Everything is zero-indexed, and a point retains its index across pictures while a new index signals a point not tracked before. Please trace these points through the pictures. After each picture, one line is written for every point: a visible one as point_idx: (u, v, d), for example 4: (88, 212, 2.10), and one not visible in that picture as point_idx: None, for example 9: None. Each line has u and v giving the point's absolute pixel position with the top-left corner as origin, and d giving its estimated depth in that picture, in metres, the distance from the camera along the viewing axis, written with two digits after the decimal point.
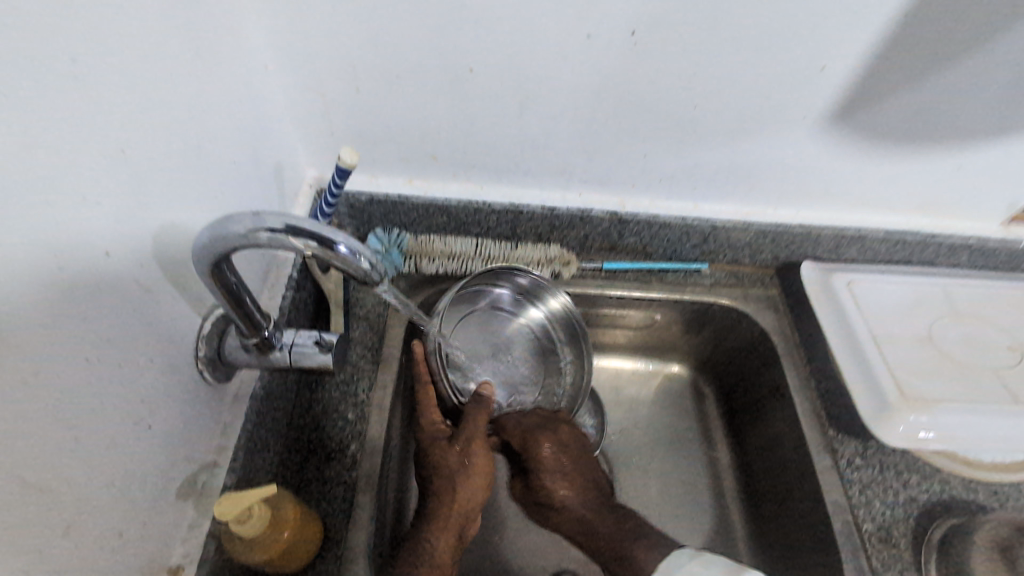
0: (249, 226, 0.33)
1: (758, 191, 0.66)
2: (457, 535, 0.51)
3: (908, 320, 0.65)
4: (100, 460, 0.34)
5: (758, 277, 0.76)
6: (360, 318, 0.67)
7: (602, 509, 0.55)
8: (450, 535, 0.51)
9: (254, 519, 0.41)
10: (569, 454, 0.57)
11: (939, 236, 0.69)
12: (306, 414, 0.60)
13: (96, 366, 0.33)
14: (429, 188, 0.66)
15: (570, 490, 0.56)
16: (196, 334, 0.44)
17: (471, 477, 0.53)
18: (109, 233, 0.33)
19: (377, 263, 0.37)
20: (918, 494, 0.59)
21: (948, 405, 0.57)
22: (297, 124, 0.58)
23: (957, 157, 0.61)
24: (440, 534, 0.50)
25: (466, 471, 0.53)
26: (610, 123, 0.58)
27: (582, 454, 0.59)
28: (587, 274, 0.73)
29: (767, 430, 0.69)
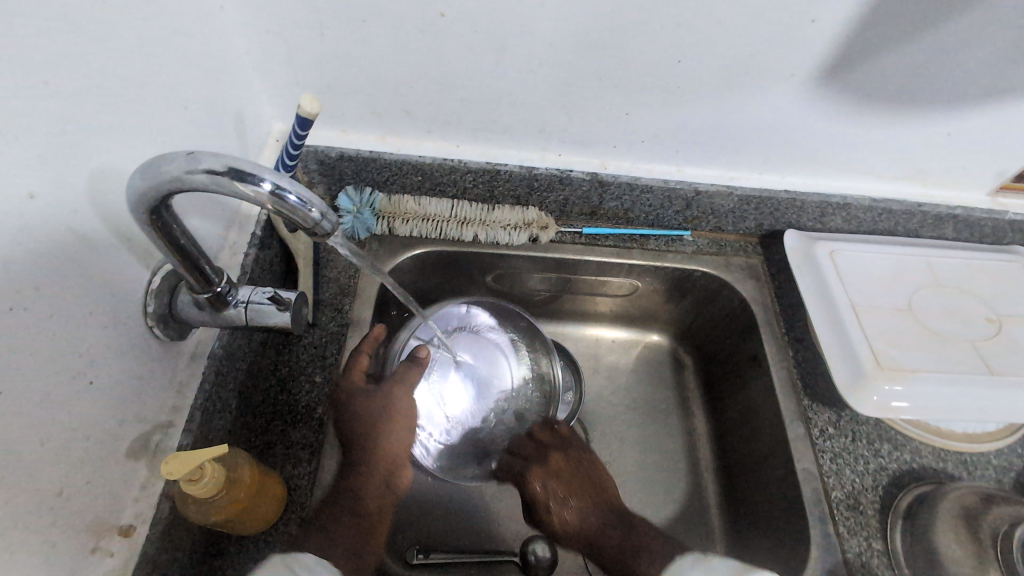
0: (185, 168, 0.31)
1: (743, 154, 0.64)
2: (388, 486, 0.52)
3: (889, 290, 0.64)
4: (33, 415, 0.32)
5: (742, 245, 0.74)
6: (330, 280, 0.65)
7: (608, 527, 0.54)
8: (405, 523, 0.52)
9: (208, 478, 0.40)
10: (568, 477, 0.58)
11: (926, 205, 0.67)
12: (271, 376, 0.58)
13: (23, 315, 0.31)
14: (402, 144, 0.63)
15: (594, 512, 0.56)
16: (145, 288, 0.42)
17: (397, 435, 0.54)
18: (31, 171, 0.31)
19: (328, 214, 0.35)
20: (888, 463, 0.59)
21: (923, 375, 0.57)
22: (258, 71, 0.55)
23: (947, 122, 0.59)
24: (363, 483, 0.51)
25: (386, 423, 0.54)
26: (589, 78, 0.55)
27: (577, 465, 0.59)
28: (566, 239, 0.71)
29: (743, 399, 0.69)
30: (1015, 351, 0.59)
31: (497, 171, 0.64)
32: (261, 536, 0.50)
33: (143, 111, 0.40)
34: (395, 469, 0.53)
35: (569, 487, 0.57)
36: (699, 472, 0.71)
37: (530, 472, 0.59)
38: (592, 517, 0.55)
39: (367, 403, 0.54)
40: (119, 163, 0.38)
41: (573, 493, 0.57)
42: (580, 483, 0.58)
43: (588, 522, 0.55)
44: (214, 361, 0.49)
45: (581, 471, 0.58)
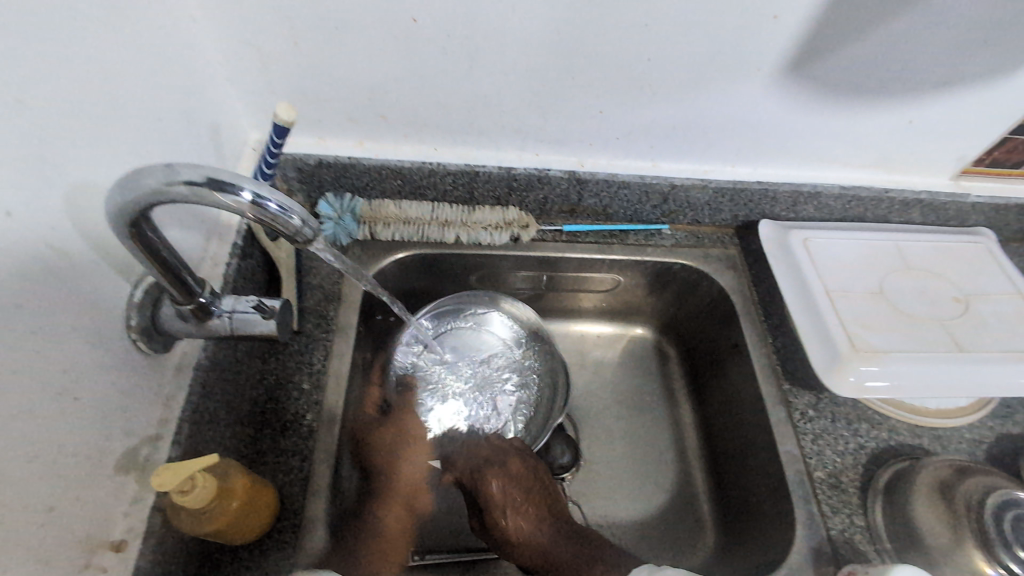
0: (164, 180, 0.31)
1: (716, 148, 0.65)
2: (407, 505, 0.57)
3: (862, 274, 0.66)
4: (19, 433, 0.32)
5: (719, 237, 0.76)
6: (315, 287, 0.65)
7: (563, 543, 0.53)
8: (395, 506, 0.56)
9: (200, 488, 0.40)
10: (517, 483, 0.55)
11: (892, 191, 0.70)
12: (259, 386, 0.58)
13: (4, 333, 0.31)
14: (381, 149, 0.63)
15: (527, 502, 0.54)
16: (126, 302, 0.41)
17: (407, 462, 0.58)
18: (7, 188, 0.31)
19: (309, 221, 0.35)
20: (867, 442, 0.61)
21: (896, 355, 0.59)
22: (233, 81, 0.55)
23: (908, 111, 0.61)
24: (384, 510, 0.56)
25: (405, 456, 0.58)
26: (562, 77, 0.56)
27: (536, 476, 0.57)
28: (548, 237, 0.72)
29: (727, 386, 0.70)
30: (981, 329, 0.61)
31: (475, 173, 0.65)
32: (256, 544, 0.50)
33: (117, 125, 0.40)
34: (413, 488, 0.58)
35: (524, 495, 0.55)
36: (687, 460, 0.73)
37: (484, 473, 0.54)
38: (541, 531, 0.53)
39: (383, 441, 0.58)
40: (95, 177, 0.38)
41: (522, 504, 0.54)
42: (537, 496, 0.55)
43: (541, 536, 0.53)
44: (200, 372, 0.49)
45: (532, 481, 0.56)
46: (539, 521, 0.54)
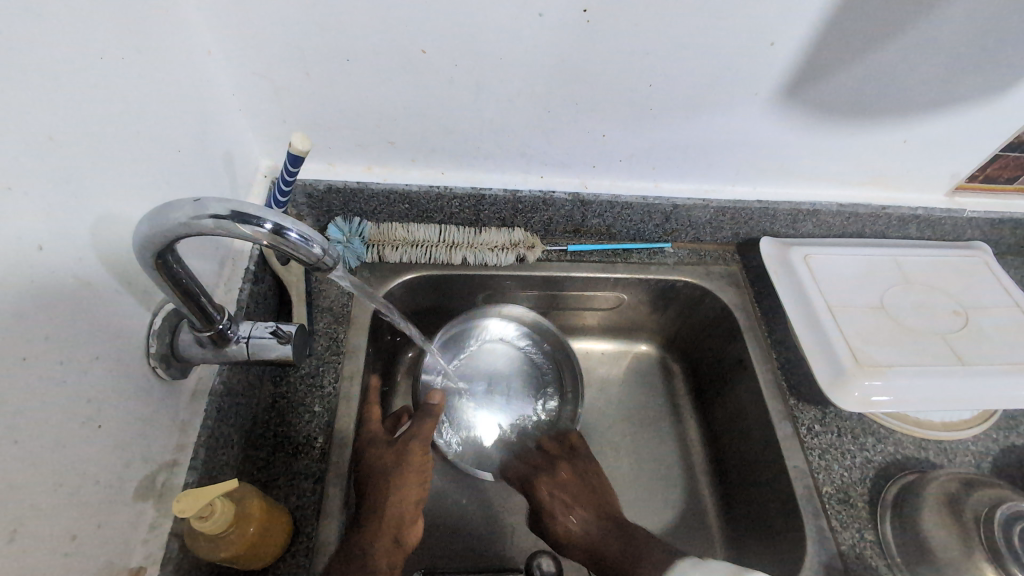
0: (191, 213, 0.32)
1: (716, 169, 0.67)
2: (396, 537, 0.52)
3: (862, 289, 0.67)
4: (46, 462, 0.33)
5: (720, 254, 0.77)
6: (324, 309, 0.66)
7: (610, 540, 0.55)
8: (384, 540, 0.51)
9: (218, 515, 0.40)
10: (569, 490, 0.60)
11: (889, 208, 0.71)
12: (270, 409, 0.59)
13: (34, 365, 0.32)
14: (389, 174, 0.65)
15: (571, 503, 0.59)
16: (146, 330, 0.42)
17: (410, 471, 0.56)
18: (39, 224, 0.32)
19: (330, 248, 0.36)
20: (873, 456, 0.61)
21: (899, 369, 0.59)
22: (246, 111, 0.57)
23: (902, 131, 0.63)
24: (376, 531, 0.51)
25: (402, 477, 0.55)
26: (566, 104, 0.58)
27: (587, 476, 0.62)
28: (553, 256, 0.73)
29: (732, 402, 0.71)
30: (981, 341, 0.62)
31: (482, 196, 0.66)
32: (269, 569, 0.50)
33: (139, 158, 0.41)
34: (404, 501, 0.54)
35: (575, 497, 0.59)
36: (695, 477, 0.73)
37: (537, 480, 0.62)
38: (596, 525, 0.57)
39: (385, 459, 0.56)
40: (119, 209, 0.39)
41: (580, 504, 0.59)
42: (595, 497, 0.60)
43: (592, 533, 0.56)
44: (215, 397, 0.49)
45: (588, 484, 0.61)
46: (586, 518, 0.58)
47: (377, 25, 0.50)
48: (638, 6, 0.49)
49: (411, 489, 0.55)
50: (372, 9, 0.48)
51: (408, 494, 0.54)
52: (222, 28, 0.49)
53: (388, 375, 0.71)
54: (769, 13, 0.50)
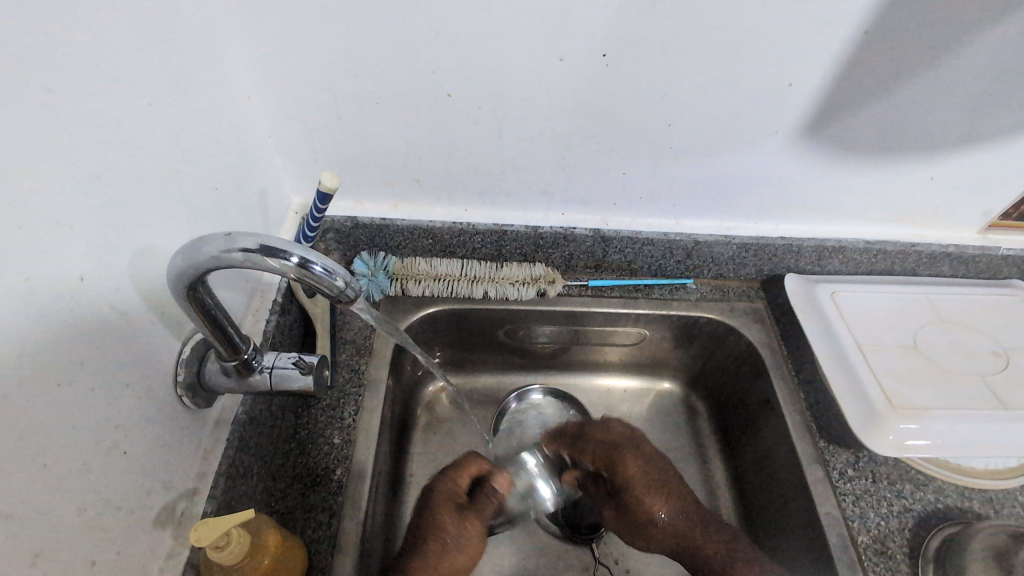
0: (223, 247, 0.33)
1: (738, 206, 0.67)
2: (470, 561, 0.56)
3: (893, 328, 0.65)
4: (71, 486, 0.34)
5: (744, 291, 0.76)
6: (347, 342, 0.67)
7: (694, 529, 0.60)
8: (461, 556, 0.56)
9: (233, 544, 0.40)
10: (655, 469, 0.64)
11: (919, 245, 0.70)
12: (291, 440, 0.59)
13: (67, 390, 0.33)
14: (414, 211, 0.67)
15: (661, 489, 0.62)
16: (176, 358, 0.44)
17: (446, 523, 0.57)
18: (82, 255, 0.34)
19: (352, 281, 0.37)
20: (913, 504, 0.58)
21: (936, 412, 0.57)
22: (281, 152, 0.60)
23: (928, 169, 0.62)
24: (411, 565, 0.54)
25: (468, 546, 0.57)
26: (587, 143, 0.59)
27: (666, 467, 0.64)
28: (573, 292, 0.74)
29: (760, 444, 0.69)
30: None
31: (503, 232, 0.68)
32: None
33: (179, 194, 0.44)
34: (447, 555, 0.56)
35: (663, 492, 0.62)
36: None
37: (623, 456, 0.64)
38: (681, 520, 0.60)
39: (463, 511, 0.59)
40: (157, 242, 0.41)
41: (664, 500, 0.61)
42: (659, 480, 0.63)
43: (678, 527, 0.60)
44: (237, 427, 0.50)
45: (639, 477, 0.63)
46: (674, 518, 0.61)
47: (406, 70, 0.52)
48: (656, 49, 0.51)
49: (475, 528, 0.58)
50: (402, 55, 0.51)
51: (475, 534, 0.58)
52: (262, 74, 0.53)
53: (408, 408, 0.71)
54: (785, 54, 0.51)
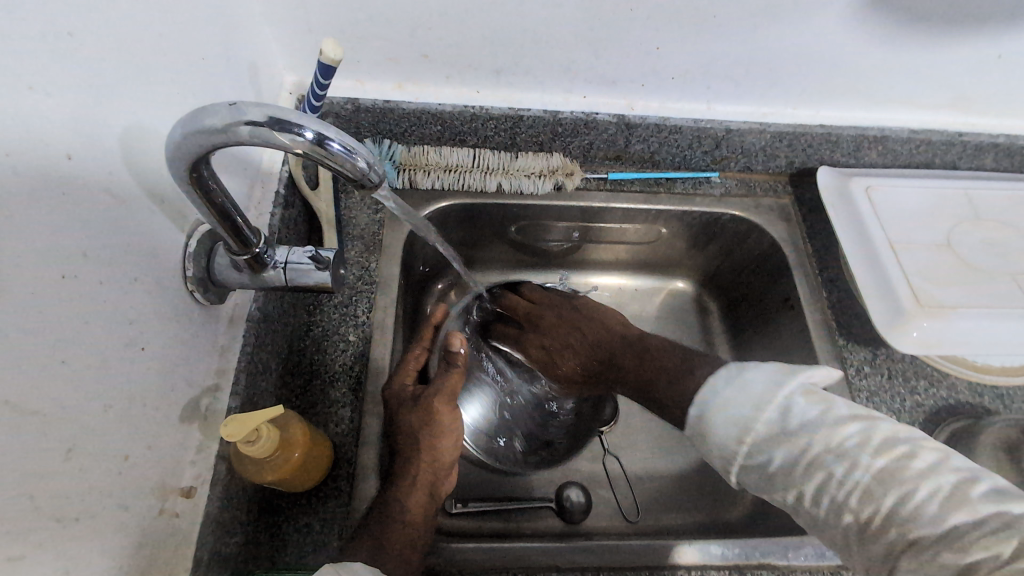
0: (227, 119, 0.29)
1: (778, 88, 0.61)
2: (432, 486, 0.49)
3: (926, 225, 0.63)
4: (94, 382, 0.32)
5: (771, 185, 0.72)
6: (355, 238, 0.64)
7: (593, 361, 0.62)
8: (449, 436, 0.51)
9: (263, 439, 0.40)
10: (563, 322, 0.65)
11: (967, 134, 0.65)
12: (306, 338, 0.58)
13: (72, 284, 0.30)
14: (421, 92, 0.61)
15: (561, 346, 0.65)
16: (182, 252, 0.40)
17: (444, 441, 0.51)
18: (65, 131, 0.30)
19: (376, 164, 0.33)
20: (925, 400, 0.59)
21: (963, 311, 0.56)
22: (269, 17, 0.52)
23: (996, 45, 0.56)
24: (409, 492, 0.47)
25: (438, 431, 0.51)
26: (619, 10, 0.53)
27: (603, 333, 0.62)
28: (591, 185, 0.69)
29: (774, 342, 0.69)
30: None
31: (519, 116, 0.62)
32: (312, 492, 0.51)
33: (164, 61, 0.38)
34: (441, 474, 0.50)
35: (563, 342, 0.65)
36: None
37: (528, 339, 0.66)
38: (585, 351, 0.63)
39: (423, 415, 0.50)
40: (145, 119, 0.36)
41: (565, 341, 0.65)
42: (570, 344, 0.64)
43: (566, 357, 0.65)
44: (253, 324, 0.48)
45: (581, 317, 0.65)
46: (574, 356, 0.64)
47: None
48: None
49: (451, 427, 0.52)
50: None
51: (448, 434, 0.51)
52: None
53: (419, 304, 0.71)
54: None
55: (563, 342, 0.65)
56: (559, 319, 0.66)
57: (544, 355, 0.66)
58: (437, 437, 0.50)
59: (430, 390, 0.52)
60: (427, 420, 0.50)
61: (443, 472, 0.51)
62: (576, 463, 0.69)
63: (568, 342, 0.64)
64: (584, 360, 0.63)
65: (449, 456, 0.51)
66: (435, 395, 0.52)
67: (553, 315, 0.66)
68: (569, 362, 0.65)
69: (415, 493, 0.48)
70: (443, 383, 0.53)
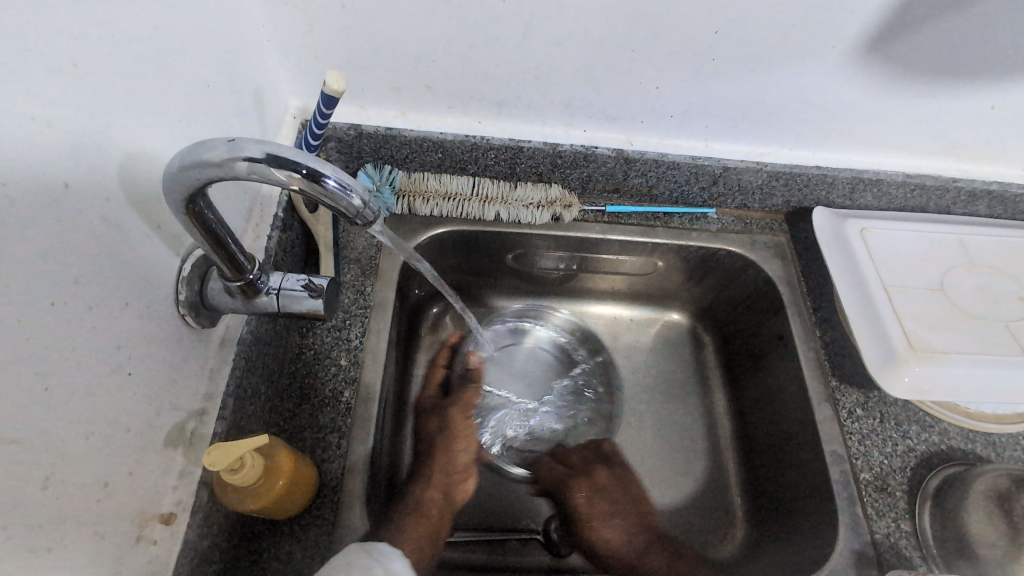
0: (225, 154, 0.29)
1: (775, 129, 0.62)
2: (445, 489, 0.55)
3: (920, 269, 0.63)
4: (77, 408, 0.32)
5: (767, 223, 0.73)
6: (351, 261, 0.64)
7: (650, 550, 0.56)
8: (463, 443, 0.59)
9: (247, 468, 0.40)
10: (603, 496, 0.59)
11: (960, 181, 0.66)
12: (297, 361, 0.58)
13: (61, 310, 0.30)
14: (423, 121, 0.62)
15: (609, 512, 0.58)
16: (175, 276, 0.41)
17: (461, 447, 0.58)
18: (65, 159, 0.30)
19: (371, 201, 0.33)
20: (916, 445, 0.59)
21: (955, 357, 0.56)
22: (276, 44, 0.53)
23: (989, 97, 0.57)
24: (425, 491, 0.54)
25: (456, 434, 0.59)
26: (619, 50, 0.54)
27: (623, 490, 0.61)
28: (589, 217, 0.70)
29: (767, 379, 0.69)
30: None
31: (519, 148, 0.63)
32: (295, 519, 0.50)
33: (167, 89, 0.39)
34: (456, 478, 0.56)
35: (612, 506, 0.58)
36: (720, 450, 0.72)
37: (575, 485, 0.60)
38: (634, 541, 0.57)
39: (444, 416, 0.61)
40: (145, 146, 0.36)
41: (619, 512, 0.58)
42: (637, 528, 0.58)
43: (628, 545, 0.56)
44: (244, 347, 0.48)
45: (626, 489, 0.61)
46: (621, 527, 0.57)
47: None
48: None
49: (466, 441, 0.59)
50: None
51: (463, 447, 0.58)
52: None
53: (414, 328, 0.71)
54: None
55: (614, 514, 0.58)
56: (601, 498, 0.59)
57: (567, 471, 0.62)
58: (454, 441, 0.58)
59: (449, 401, 0.63)
60: (451, 417, 0.61)
61: (458, 479, 0.56)
62: None
63: (618, 553, 0.56)
64: (632, 525, 0.58)
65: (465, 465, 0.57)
66: (455, 391, 0.65)
67: (596, 506, 0.58)
68: (608, 532, 0.57)
69: (431, 492, 0.54)
70: (459, 397, 0.63)
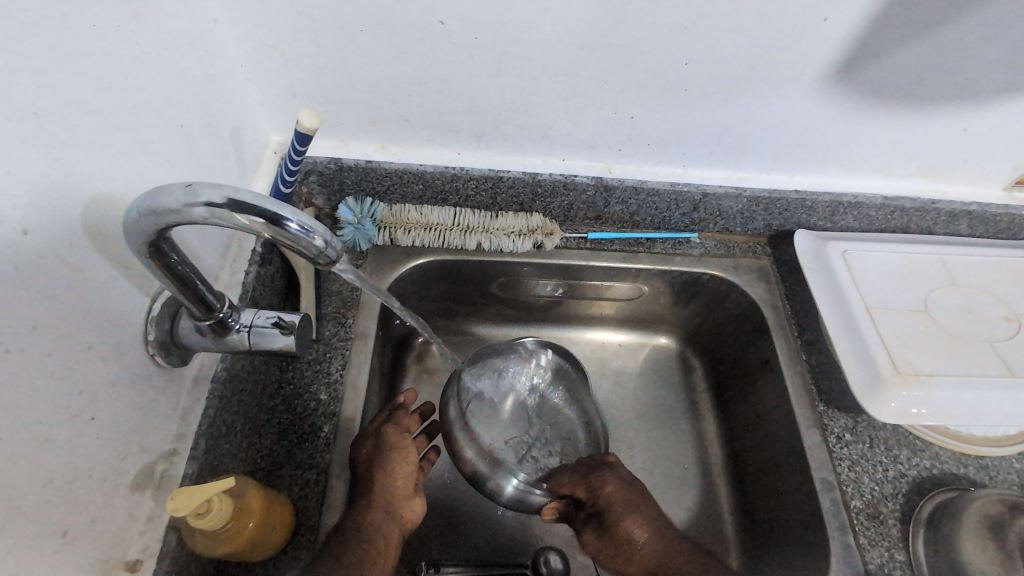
0: (183, 200, 0.29)
1: (751, 155, 0.63)
2: (388, 509, 0.50)
3: (903, 290, 0.63)
4: (35, 456, 0.31)
5: (751, 246, 0.73)
6: (333, 294, 0.64)
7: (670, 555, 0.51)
8: (405, 466, 0.53)
9: (214, 511, 0.39)
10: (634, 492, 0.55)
11: (940, 202, 0.66)
12: (276, 395, 0.57)
13: (18, 358, 0.30)
14: (403, 153, 0.62)
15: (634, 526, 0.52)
16: (144, 316, 0.40)
17: (399, 466, 0.52)
18: (25, 207, 0.30)
19: (333, 241, 0.33)
20: (908, 470, 0.58)
21: (942, 379, 0.55)
22: (254, 83, 0.54)
23: (961, 120, 0.58)
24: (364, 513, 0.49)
25: (390, 458, 0.52)
26: (592, 82, 0.54)
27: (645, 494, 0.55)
28: (571, 244, 0.70)
29: (756, 403, 0.68)
30: None
31: (499, 178, 0.63)
32: (271, 560, 0.49)
33: (137, 132, 0.39)
34: (400, 496, 0.52)
35: (630, 509, 0.53)
36: (712, 478, 0.70)
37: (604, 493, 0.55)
38: (660, 548, 0.52)
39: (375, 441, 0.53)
40: (113, 190, 0.37)
41: (639, 518, 0.53)
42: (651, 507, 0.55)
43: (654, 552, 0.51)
44: (218, 385, 0.47)
45: (642, 493, 0.55)
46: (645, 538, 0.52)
47: None
48: None
49: (405, 462, 0.53)
50: None
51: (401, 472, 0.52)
52: None
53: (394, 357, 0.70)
54: None
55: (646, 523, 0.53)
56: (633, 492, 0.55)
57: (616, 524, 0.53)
58: (390, 462, 0.52)
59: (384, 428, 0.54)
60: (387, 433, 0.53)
61: (399, 498, 0.52)
62: (553, 527, 0.66)
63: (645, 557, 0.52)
64: (654, 524, 0.53)
65: (409, 487, 0.53)
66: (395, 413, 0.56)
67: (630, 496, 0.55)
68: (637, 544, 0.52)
69: (371, 512, 0.49)
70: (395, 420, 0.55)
